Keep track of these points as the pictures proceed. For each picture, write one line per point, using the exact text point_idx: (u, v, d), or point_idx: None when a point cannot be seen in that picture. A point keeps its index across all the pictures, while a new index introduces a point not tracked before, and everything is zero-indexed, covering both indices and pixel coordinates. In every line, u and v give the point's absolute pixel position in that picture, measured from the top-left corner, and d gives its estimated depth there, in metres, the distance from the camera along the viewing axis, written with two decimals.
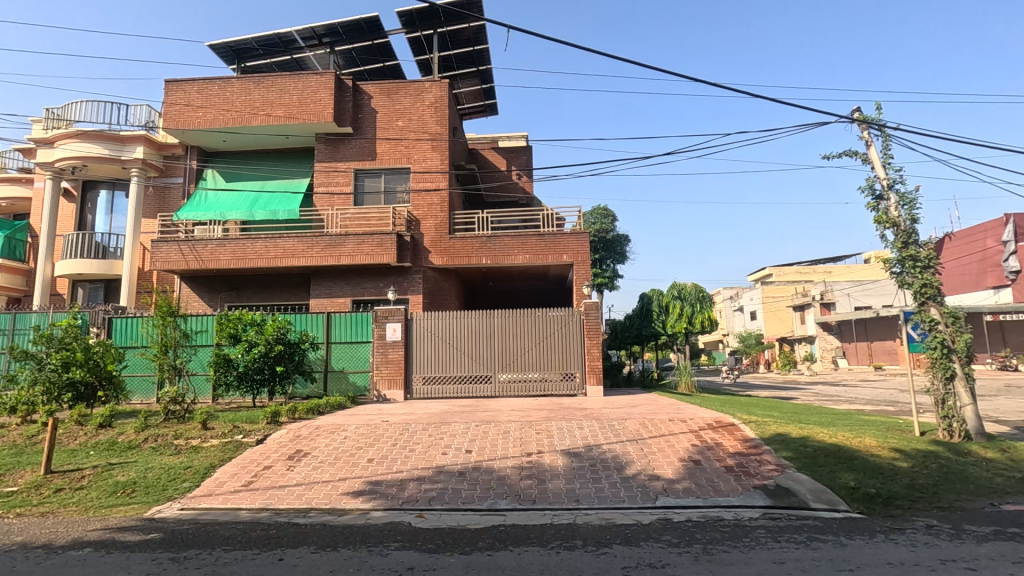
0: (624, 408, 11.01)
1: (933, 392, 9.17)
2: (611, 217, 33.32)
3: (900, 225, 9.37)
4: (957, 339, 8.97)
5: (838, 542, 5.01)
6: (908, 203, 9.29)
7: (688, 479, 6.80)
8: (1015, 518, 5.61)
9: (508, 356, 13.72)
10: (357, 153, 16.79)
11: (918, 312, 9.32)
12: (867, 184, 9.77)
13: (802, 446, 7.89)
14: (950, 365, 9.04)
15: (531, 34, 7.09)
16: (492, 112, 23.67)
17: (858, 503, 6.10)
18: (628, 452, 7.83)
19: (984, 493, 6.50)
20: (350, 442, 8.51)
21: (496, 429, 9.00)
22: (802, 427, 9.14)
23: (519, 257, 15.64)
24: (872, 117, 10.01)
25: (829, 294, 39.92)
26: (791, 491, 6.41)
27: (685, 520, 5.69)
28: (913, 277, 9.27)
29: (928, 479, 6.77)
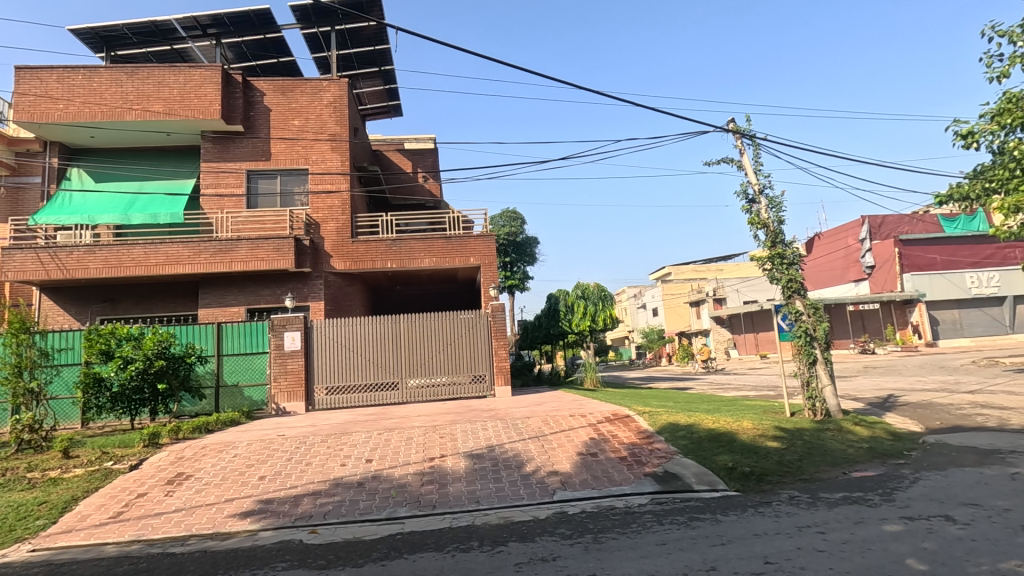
0: (529, 407, 11.24)
1: (800, 376, 10.17)
2: (520, 221, 33.83)
3: (769, 226, 10.33)
4: (817, 327, 10.07)
5: (714, 520, 5.43)
6: (776, 205, 10.27)
7: (584, 472, 7.06)
8: (861, 484, 6.37)
9: (416, 361, 13.51)
10: (248, 153, 15.80)
11: (786, 304, 10.28)
12: (741, 189, 10.69)
13: (689, 432, 8.48)
14: (813, 351, 10.08)
15: (425, 36, 7.05)
16: (396, 113, 23.25)
17: (735, 481, 6.67)
18: (529, 450, 8.00)
19: (838, 463, 7.34)
20: (241, 459, 8.00)
21: (399, 436, 8.86)
22: (690, 415, 9.82)
23: (425, 261, 15.47)
24: (744, 128, 10.97)
25: (721, 290, 43.28)
26: (677, 475, 6.89)
27: (580, 511, 5.91)
28: (780, 273, 10.26)
29: (793, 455, 7.54)
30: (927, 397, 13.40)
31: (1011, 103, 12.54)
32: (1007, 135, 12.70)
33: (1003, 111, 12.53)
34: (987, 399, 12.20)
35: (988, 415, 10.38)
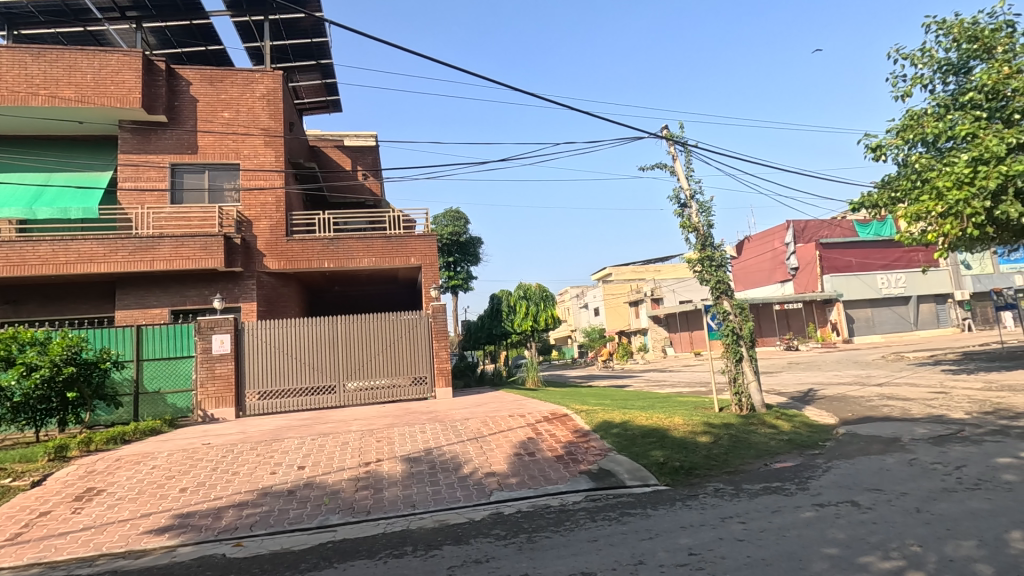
0: (469, 408, 11.23)
1: (728, 373, 10.67)
2: (463, 220, 33.43)
3: (699, 230, 10.78)
4: (743, 326, 10.61)
5: (644, 514, 5.60)
6: (705, 210, 10.74)
7: (521, 473, 7.11)
8: (779, 474, 6.76)
9: (354, 363, 13.17)
10: (172, 145, 14.89)
11: (715, 305, 10.75)
12: (674, 193, 11.11)
13: (624, 429, 8.71)
14: (739, 349, 10.61)
15: (361, 33, 6.89)
16: (336, 109, 22.60)
17: (666, 476, 6.91)
18: (467, 452, 7.98)
19: (760, 455, 7.76)
20: (160, 471, 7.53)
21: (334, 441, 8.62)
22: (625, 413, 10.11)
23: (364, 261, 15.13)
24: (677, 135, 11.40)
25: (659, 291, 44.80)
26: (611, 472, 7.07)
27: (515, 511, 5.95)
28: (709, 274, 10.74)
29: (720, 448, 7.91)
30: (841, 390, 14.42)
31: (913, 120, 13.72)
32: (909, 149, 13.88)
33: (906, 128, 13.69)
34: (892, 391, 13.27)
35: (893, 405, 11.28)
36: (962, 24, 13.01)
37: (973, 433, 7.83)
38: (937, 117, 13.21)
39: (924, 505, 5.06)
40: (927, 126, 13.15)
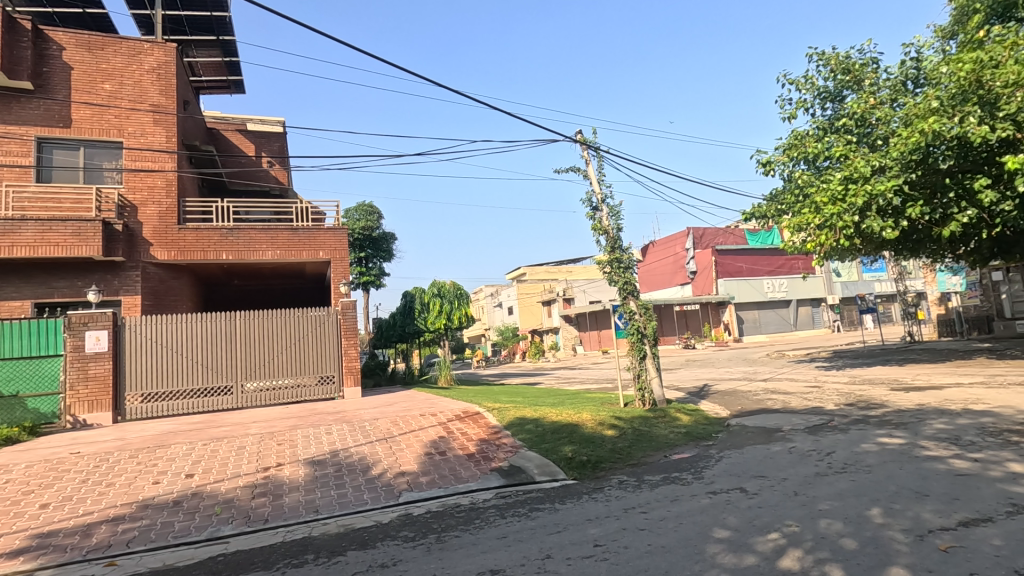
0: (379, 408, 10.90)
1: (633, 370, 11.18)
2: (376, 215, 32.38)
3: (609, 232, 11.20)
4: (647, 325, 11.17)
5: (553, 509, 5.71)
6: (615, 214, 11.17)
7: (432, 472, 7.00)
8: (678, 465, 7.18)
9: (253, 362, 12.35)
10: (39, 116, 13.14)
11: (622, 305, 11.21)
12: (587, 197, 11.46)
13: (534, 426, 8.86)
14: (643, 347, 11.14)
15: (269, 9, 6.45)
16: (238, 90, 21.06)
17: (573, 470, 7.10)
18: (375, 453, 7.73)
19: (661, 447, 8.19)
20: (15, 486, 6.62)
21: (228, 446, 8.02)
22: (536, 409, 10.28)
23: (267, 253, 14.23)
24: (591, 140, 11.77)
25: (570, 291, 46.21)
26: (521, 468, 7.16)
27: (425, 512, 5.84)
28: (618, 276, 11.18)
29: (624, 442, 8.26)
30: (732, 385, 15.61)
31: (797, 140, 15.15)
32: (793, 166, 15.30)
33: (791, 146, 15.08)
34: (775, 385, 14.57)
35: (775, 399, 12.39)
36: (838, 57, 14.55)
37: (840, 422, 8.76)
38: (816, 138, 14.68)
39: (800, 488, 5.58)
40: (808, 146, 14.58)
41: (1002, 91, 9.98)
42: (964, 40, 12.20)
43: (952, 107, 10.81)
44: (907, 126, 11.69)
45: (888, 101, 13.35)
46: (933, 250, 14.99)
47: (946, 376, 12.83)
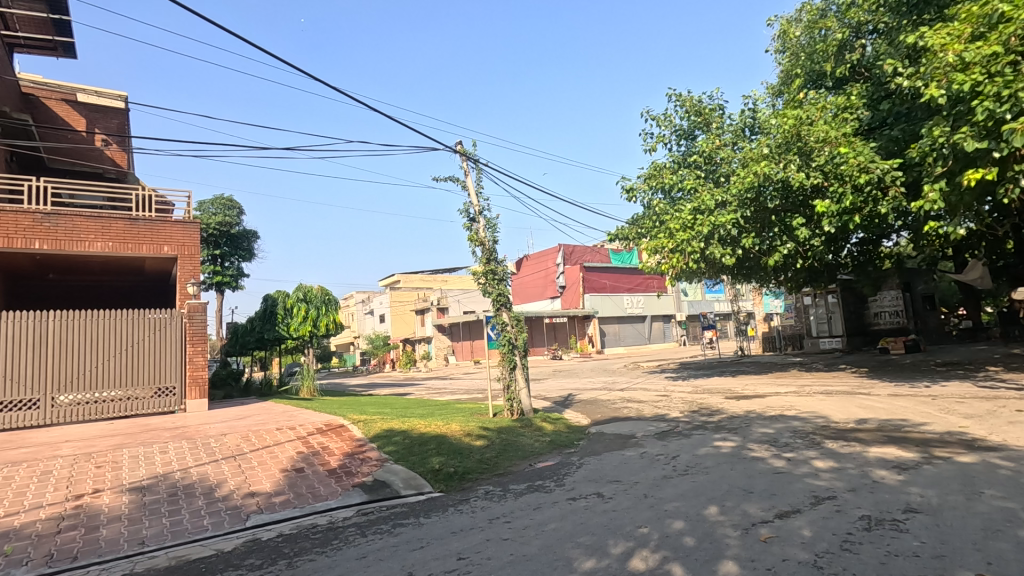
0: (228, 422, 9.89)
1: (503, 380, 11.39)
2: (237, 210, 29.64)
3: (485, 244, 11.34)
4: (518, 337, 11.44)
5: (417, 523, 5.56)
6: (492, 226, 11.35)
7: (287, 491, 6.48)
8: (542, 473, 7.40)
9: (71, 371, 10.55)
10: None
11: (495, 316, 11.36)
12: (464, 207, 11.52)
13: (402, 438, 8.62)
14: (514, 358, 11.39)
15: None
16: (68, 54, 18.16)
17: (440, 482, 6.99)
18: (221, 472, 6.97)
19: (526, 456, 8.40)
20: None
21: (30, 471, 6.73)
22: (405, 421, 10.02)
23: (96, 245, 12.31)
24: (471, 152, 11.87)
25: (444, 301, 46.10)
26: (386, 482, 6.90)
27: (275, 536, 5.36)
28: (492, 287, 11.34)
29: (491, 452, 8.33)
30: (593, 394, 16.58)
31: (656, 170, 16.64)
32: (652, 194, 16.78)
33: (651, 176, 16.55)
34: (631, 395, 15.73)
35: (631, 407, 13.38)
36: (692, 100, 16.31)
37: (685, 428, 9.67)
38: (672, 170, 16.27)
39: (650, 491, 6.03)
40: (665, 177, 16.10)
41: (815, 145, 11.82)
42: (788, 99, 14.34)
43: (778, 154, 12.60)
44: (744, 168, 13.39)
45: (730, 143, 15.18)
46: (761, 276, 17.27)
47: (768, 386, 14.81)
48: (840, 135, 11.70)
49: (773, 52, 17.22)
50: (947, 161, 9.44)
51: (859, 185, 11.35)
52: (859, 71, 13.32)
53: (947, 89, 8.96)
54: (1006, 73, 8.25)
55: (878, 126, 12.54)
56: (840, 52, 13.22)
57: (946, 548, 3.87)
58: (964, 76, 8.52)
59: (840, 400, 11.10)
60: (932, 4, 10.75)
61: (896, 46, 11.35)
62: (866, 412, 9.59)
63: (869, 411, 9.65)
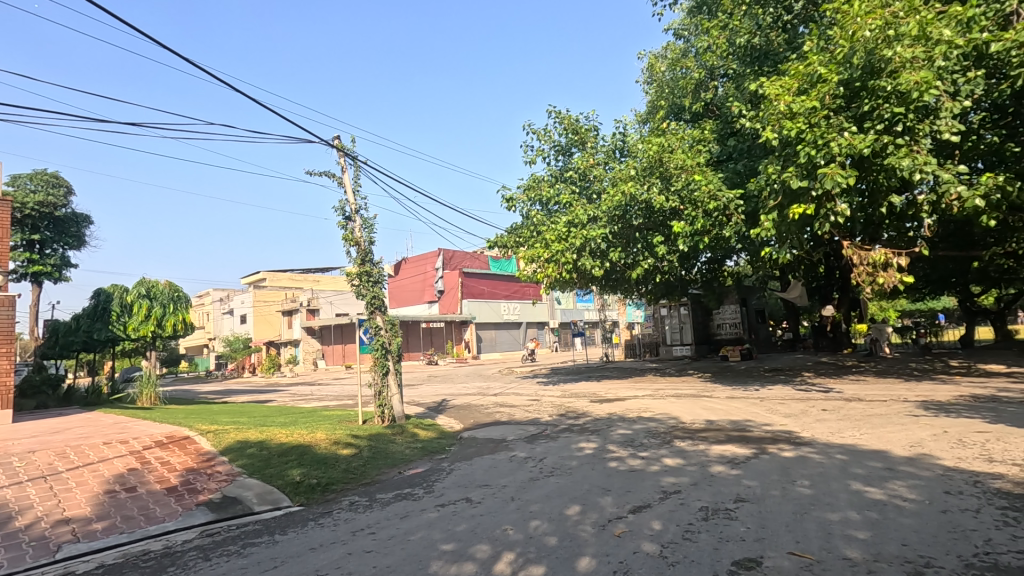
0: (39, 437, 8.41)
1: (375, 386, 11.02)
2: (65, 188, 25.53)
3: (361, 244, 10.91)
4: (392, 341, 11.14)
5: (271, 541, 5.14)
6: (368, 226, 10.96)
7: (112, 515, 5.66)
8: (410, 480, 7.25)
9: None
10: None
11: (368, 319, 10.94)
12: (339, 205, 11.01)
13: (259, 450, 7.96)
14: (387, 363, 11.06)
15: None
16: None
17: (299, 495, 6.54)
18: (25, 497, 5.89)
19: (396, 464, 8.17)
20: None
21: None
22: (263, 431, 9.27)
23: None
24: (349, 147, 11.38)
25: (315, 302, 43.60)
26: (237, 499, 6.30)
27: (95, 568, 4.64)
28: (366, 290, 10.92)
29: (359, 461, 7.98)
30: (467, 400, 16.68)
31: (535, 182, 17.23)
32: (531, 206, 17.35)
33: (530, 188, 17.11)
34: (503, 399, 16.05)
35: (503, 412, 13.65)
36: (570, 119, 17.16)
37: (553, 431, 10.08)
38: (549, 183, 16.95)
39: (517, 493, 6.19)
40: (543, 190, 16.75)
41: (674, 171, 13.02)
42: (653, 127, 15.67)
43: (644, 177, 13.68)
44: (614, 187, 14.39)
45: (602, 163, 16.18)
46: (625, 288, 18.59)
47: (628, 390, 15.97)
48: (694, 165, 13.01)
49: (642, 83, 18.75)
50: (777, 195, 10.95)
51: (709, 211, 12.71)
52: (711, 109, 14.95)
53: (779, 133, 10.40)
54: (822, 125, 9.77)
55: (725, 159, 14.14)
56: (696, 91, 14.73)
57: (766, 531, 4.44)
58: (791, 123, 9.98)
59: (688, 403, 12.30)
60: (772, 60, 12.55)
61: (741, 90, 12.91)
62: (708, 413, 10.73)
63: (711, 412, 10.82)
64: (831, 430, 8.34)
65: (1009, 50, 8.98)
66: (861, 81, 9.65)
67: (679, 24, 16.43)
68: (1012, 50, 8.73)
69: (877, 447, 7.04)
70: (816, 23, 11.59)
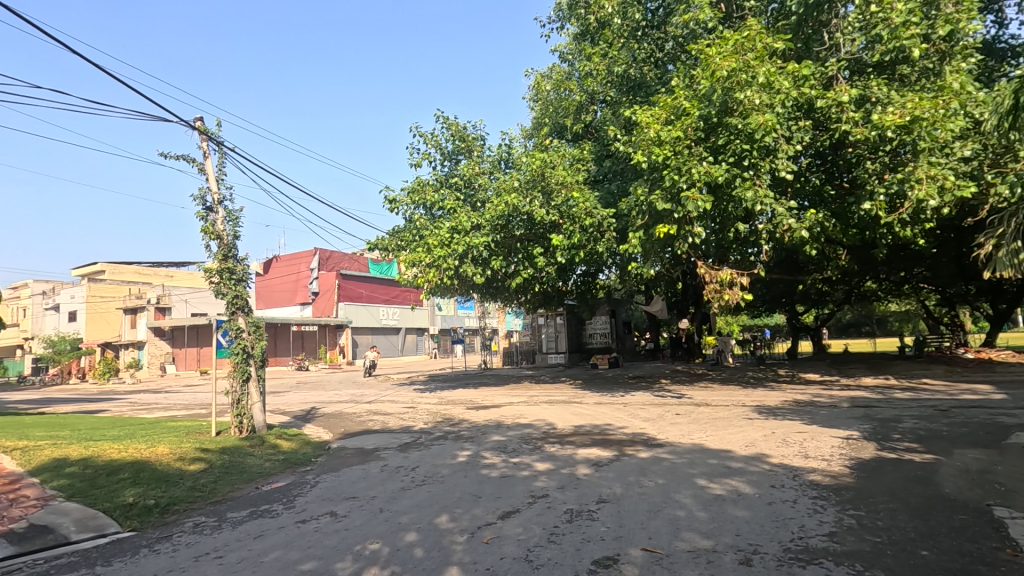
0: None
1: (232, 394, 10.09)
2: None
3: (223, 238, 9.94)
4: (255, 345, 10.25)
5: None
6: (233, 219, 10.02)
7: None
8: (268, 496, 6.69)
9: None
10: None
11: (228, 321, 9.98)
12: (200, 194, 9.96)
13: (82, 469, 6.88)
14: (247, 368, 10.18)
15: None
16: None
17: (131, 519, 5.73)
18: None
19: (253, 478, 7.49)
20: None
21: None
22: (89, 446, 8.03)
23: None
24: (213, 132, 10.37)
25: (166, 299, 39.02)
26: (48, 528, 5.36)
27: None
28: (227, 288, 9.95)
29: (208, 477, 7.20)
30: (338, 408, 15.89)
31: (419, 186, 16.98)
32: (415, 209, 17.07)
33: (414, 191, 16.82)
34: (377, 407, 15.52)
35: (376, 420, 13.19)
36: (458, 125, 17.19)
37: (427, 439, 9.93)
38: (434, 188, 16.80)
39: (386, 504, 5.98)
40: (427, 194, 16.56)
41: (555, 186, 13.60)
42: (538, 142, 16.26)
43: (526, 189, 14.11)
44: (498, 197, 14.67)
45: (487, 172, 16.39)
46: (506, 296, 18.98)
47: (504, 396, 16.25)
48: (573, 182, 13.66)
49: (529, 99, 19.40)
50: (644, 216, 11.88)
51: (585, 226, 13.43)
52: (591, 131, 15.88)
53: (649, 158, 11.29)
54: (684, 154, 10.80)
55: (601, 179, 15.04)
56: (578, 112, 15.58)
57: (623, 529, 4.72)
58: (659, 150, 10.91)
59: (560, 409, 12.82)
60: (646, 92, 13.62)
61: (617, 116, 13.85)
62: (577, 419, 11.25)
63: (580, 418, 11.37)
64: (683, 432, 9.16)
65: (830, 106, 10.58)
66: (717, 118, 10.77)
67: (565, 48, 17.29)
68: (834, 106, 10.45)
69: (719, 447, 7.85)
70: (683, 63, 12.80)
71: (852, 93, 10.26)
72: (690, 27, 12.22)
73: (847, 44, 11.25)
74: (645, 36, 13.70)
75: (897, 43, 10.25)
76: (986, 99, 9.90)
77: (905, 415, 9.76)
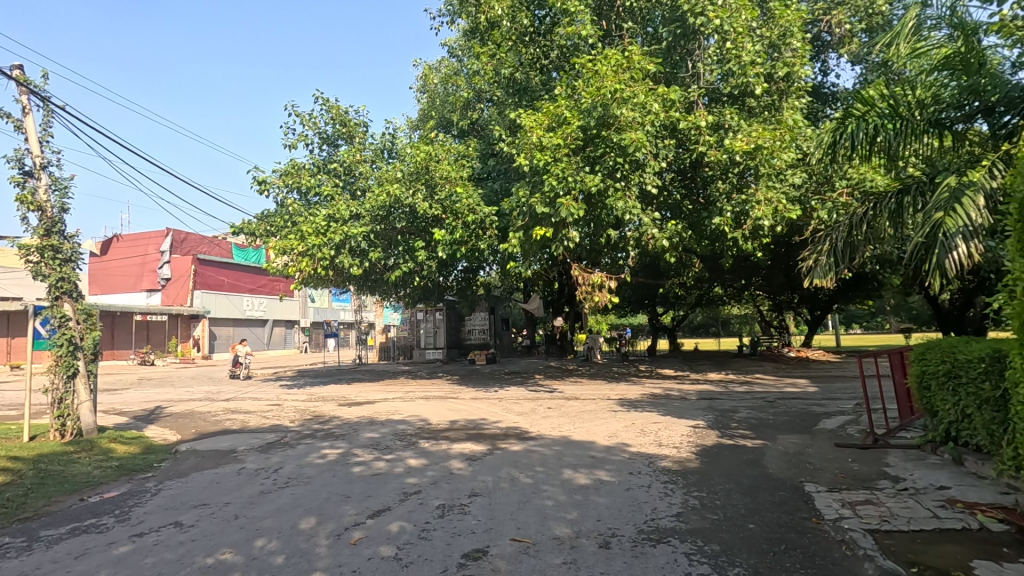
0: None
1: (52, 393, 8.66)
2: None
3: (46, 210, 8.49)
4: (86, 336, 8.89)
5: None
6: (60, 188, 8.60)
7: None
8: (96, 508, 5.84)
9: None
10: None
11: (50, 307, 8.55)
12: (16, 156, 8.42)
13: None
14: (73, 363, 8.79)
15: None
16: None
17: None
18: None
19: (77, 489, 6.50)
20: None
21: None
22: None
23: None
24: (38, 84, 8.82)
25: None
26: None
27: None
28: (49, 269, 8.50)
29: (16, 491, 6.10)
30: (189, 406, 14.34)
31: (293, 168, 15.87)
32: (287, 193, 15.90)
33: (288, 173, 15.68)
34: (237, 405, 14.27)
35: (234, 419, 12.11)
36: (339, 108, 16.33)
37: (292, 438, 9.33)
38: (311, 172, 15.80)
39: (241, 510, 5.51)
40: (302, 178, 15.53)
41: (439, 181, 13.49)
42: (423, 135, 16.02)
43: (409, 181, 13.83)
44: (378, 186, 14.22)
45: (369, 160, 15.76)
46: (384, 290, 18.45)
47: (379, 392, 15.79)
48: (457, 177, 13.64)
49: (416, 90, 19.05)
50: (525, 216, 12.23)
51: (467, 222, 13.47)
52: (476, 128, 15.98)
53: (530, 161, 11.62)
54: (563, 160, 11.26)
55: (485, 177, 15.19)
56: (465, 109, 15.62)
57: (493, 522, 4.81)
58: (540, 154, 11.25)
59: (436, 404, 12.76)
60: (530, 96, 14.02)
61: (503, 117, 14.10)
62: (453, 414, 11.26)
63: (456, 413, 11.41)
64: (554, 425, 9.58)
65: (691, 128, 11.63)
66: (595, 130, 11.32)
67: (454, 43, 17.25)
68: (694, 129, 11.52)
69: (586, 438, 8.32)
70: (566, 73, 13.37)
71: (708, 119, 11.40)
72: (573, 40, 12.80)
73: (707, 74, 12.44)
74: (530, 42, 14.06)
75: (745, 79, 11.58)
76: (812, 135, 11.55)
77: (741, 406, 11.12)
